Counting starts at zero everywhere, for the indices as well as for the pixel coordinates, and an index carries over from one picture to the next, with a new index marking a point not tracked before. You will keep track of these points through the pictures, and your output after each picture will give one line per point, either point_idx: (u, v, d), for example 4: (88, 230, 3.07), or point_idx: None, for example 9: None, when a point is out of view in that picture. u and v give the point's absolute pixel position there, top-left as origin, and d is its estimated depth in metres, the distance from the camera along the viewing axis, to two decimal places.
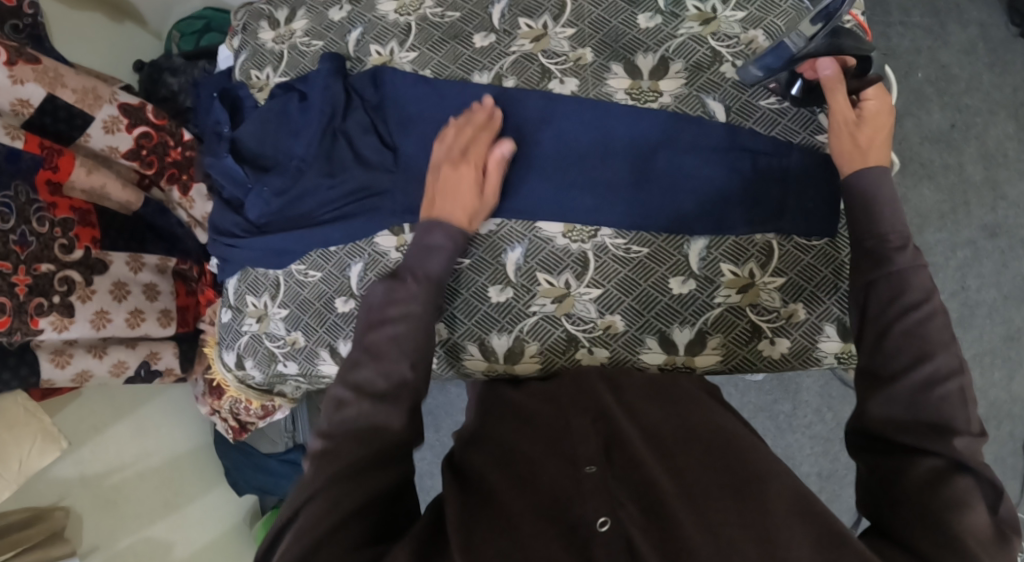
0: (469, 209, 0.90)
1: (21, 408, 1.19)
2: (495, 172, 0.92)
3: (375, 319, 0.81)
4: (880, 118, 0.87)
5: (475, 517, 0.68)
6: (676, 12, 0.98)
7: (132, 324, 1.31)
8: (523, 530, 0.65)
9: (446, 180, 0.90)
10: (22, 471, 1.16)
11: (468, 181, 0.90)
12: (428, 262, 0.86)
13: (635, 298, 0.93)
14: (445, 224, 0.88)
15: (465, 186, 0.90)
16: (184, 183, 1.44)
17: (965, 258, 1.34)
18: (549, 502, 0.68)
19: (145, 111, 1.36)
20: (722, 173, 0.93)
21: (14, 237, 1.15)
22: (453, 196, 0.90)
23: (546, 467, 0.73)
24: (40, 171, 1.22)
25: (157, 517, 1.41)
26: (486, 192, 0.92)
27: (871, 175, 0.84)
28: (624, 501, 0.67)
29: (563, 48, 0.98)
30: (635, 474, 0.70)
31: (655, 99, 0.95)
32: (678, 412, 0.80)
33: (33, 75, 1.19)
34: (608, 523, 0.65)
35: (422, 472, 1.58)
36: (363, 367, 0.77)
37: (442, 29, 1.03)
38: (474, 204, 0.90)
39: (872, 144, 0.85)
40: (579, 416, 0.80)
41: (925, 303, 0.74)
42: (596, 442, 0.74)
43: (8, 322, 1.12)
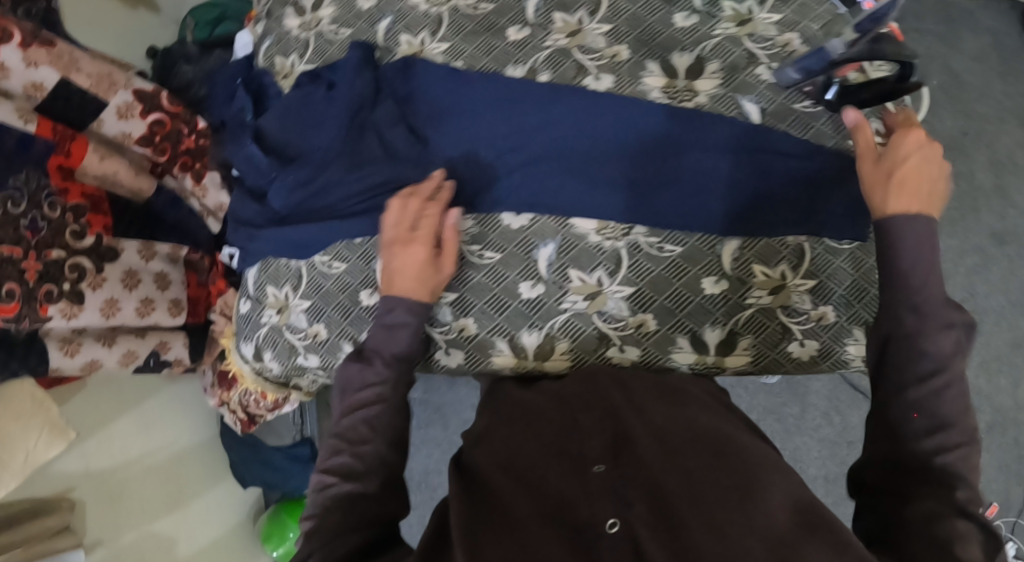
0: (426, 281, 0.89)
1: (29, 395, 1.16)
2: (450, 242, 0.92)
3: (347, 404, 0.83)
4: (924, 167, 0.81)
5: (483, 520, 0.68)
6: (712, 11, 0.98)
7: (141, 313, 1.28)
8: (529, 532, 0.65)
9: (399, 259, 0.90)
10: (28, 462, 1.12)
11: (424, 252, 0.89)
12: (394, 340, 0.87)
13: (667, 297, 0.93)
14: (403, 299, 0.88)
15: (417, 261, 0.89)
16: (198, 171, 1.40)
17: (974, 265, 1.34)
18: (554, 504, 0.68)
19: (160, 97, 1.34)
20: (755, 174, 0.92)
21: (24, 223, 1.13)
22: (409, 276, 0.89)
23: (552, 467, 0.73)
24: (52, 156, 1.19)
25: (161, 511, 1.38)
26: (442, 267, 0.91)
27: (912, 220, 0.79)
28: (633, 500, 0.67)
29: (598, 44, 0.98)
30: (641, 473, 0.70)
31: (692, 98, 0.95)
32: (678, 412, 0.80)
33: (47, 58, 1.17)
34: (617, 525, 0.65)
35: (429, 471, 1.55)
36: (339, 454, 0.79)
37: (476, 21, 1.03)
38: (431, 276, 0.89)
39: (906, 196, 0.80)
40: (586, 413, 0.80)
41: (945, 368, 0.73)
42: (603, 439, 0.75)
43: (16, 308, 1.10)
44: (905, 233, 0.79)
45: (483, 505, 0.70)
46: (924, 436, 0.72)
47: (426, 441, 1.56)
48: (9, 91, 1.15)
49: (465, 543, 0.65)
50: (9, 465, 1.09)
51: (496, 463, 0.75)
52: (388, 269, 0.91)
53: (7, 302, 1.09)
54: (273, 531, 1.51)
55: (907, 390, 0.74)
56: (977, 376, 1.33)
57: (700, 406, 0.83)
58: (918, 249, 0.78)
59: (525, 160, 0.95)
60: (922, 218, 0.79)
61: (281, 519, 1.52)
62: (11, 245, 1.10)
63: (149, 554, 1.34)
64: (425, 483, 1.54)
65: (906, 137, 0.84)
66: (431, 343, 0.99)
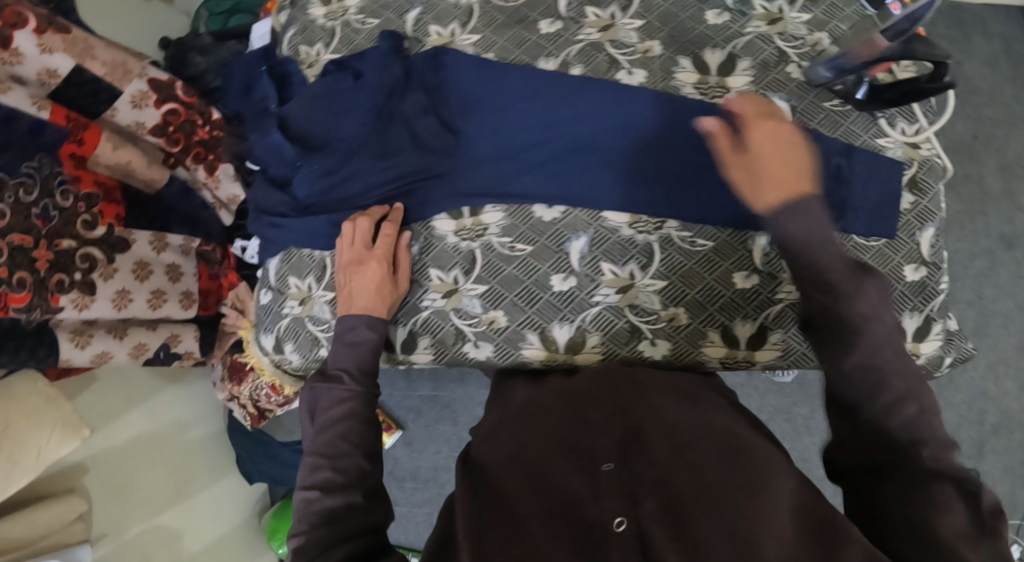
0: (384, 297, 0.93)
1: (41, 395, 1.13)
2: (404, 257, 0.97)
3: (319, 422, 0.83)
4: (775, 149, 0.77)
5: (492, 520, 0.71)
6: (743, 9, 0.99)
7: (153, 305, 1.26)
8: (536, 535, 0.67)
9: (355, 280, 0.93)
10: (40, 460, 1.09)
11: (380, 270, 0.93)
12: (360, 355, 0.89)
13: (698, 291, 0.93)
14: (360, 316, 0.91)
15: (374, 278, 0.93)
16: (211, 163, 1.39)
17: (983, 268, 1.36)
18: (561, 504, 0.70)
19: (175, 87, 1.31)
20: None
21: (36, 211, 1.09)
22: (368, 294, 0.93)
23: (562, 464, 0.73)
24: (65, 143, 1.16)
25: (167, 505, 1.35)
26: (399, 283, 0.96)
27: (790, 209, 0.74)
28: (641, 497, 0.68)
29: (631, 39, 0.98)
30: (651, 470, 0.70)
31: (723, 94, 0.96)
32: (694, 406, 0.79)
33: (62, 45, 1.13)
34: (625, 524, 0.66)
35: (438, 468, 1.53)
36: (321, 470, 0.78)
37: (507, 13, 1.02)
38: (387, 291, 0.94)
39: (769, 180, 0.76)
40: (597, 409, 0.79)
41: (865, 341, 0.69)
42: (615, 436, 0.74)
43: (27, 298, 1.06)
44: (788, 226, 0.74)
45: (491, 504, 0.73)
46: (888, 417, 0.68)
47: (436, 438, 1.53)
48: (22, 77, 1.12)
49: (472, 545, 0.68)
50: (19, 462, 1.06)
51: (505, 458, 0.77)
52: (343, 287, 0.94)
53: (18, 291, 1.05)
54: (279, 527, 1.50)
55: (843, 363, 0.70)
56: (984, 378, 1.34)
57: (714, 401, 0.81)
58: (804, 237, 0.73)
59: (555, 153, 0.95)
60: (800, 205, 0.73)
61: (287, 515, 1.50)
62: (23, 234, 1.07)
63: (154, 550, 1.31)
64: (435, 480, 1.53)
65: (756, 126, 0.79)
66: (460, 335, 0.98)
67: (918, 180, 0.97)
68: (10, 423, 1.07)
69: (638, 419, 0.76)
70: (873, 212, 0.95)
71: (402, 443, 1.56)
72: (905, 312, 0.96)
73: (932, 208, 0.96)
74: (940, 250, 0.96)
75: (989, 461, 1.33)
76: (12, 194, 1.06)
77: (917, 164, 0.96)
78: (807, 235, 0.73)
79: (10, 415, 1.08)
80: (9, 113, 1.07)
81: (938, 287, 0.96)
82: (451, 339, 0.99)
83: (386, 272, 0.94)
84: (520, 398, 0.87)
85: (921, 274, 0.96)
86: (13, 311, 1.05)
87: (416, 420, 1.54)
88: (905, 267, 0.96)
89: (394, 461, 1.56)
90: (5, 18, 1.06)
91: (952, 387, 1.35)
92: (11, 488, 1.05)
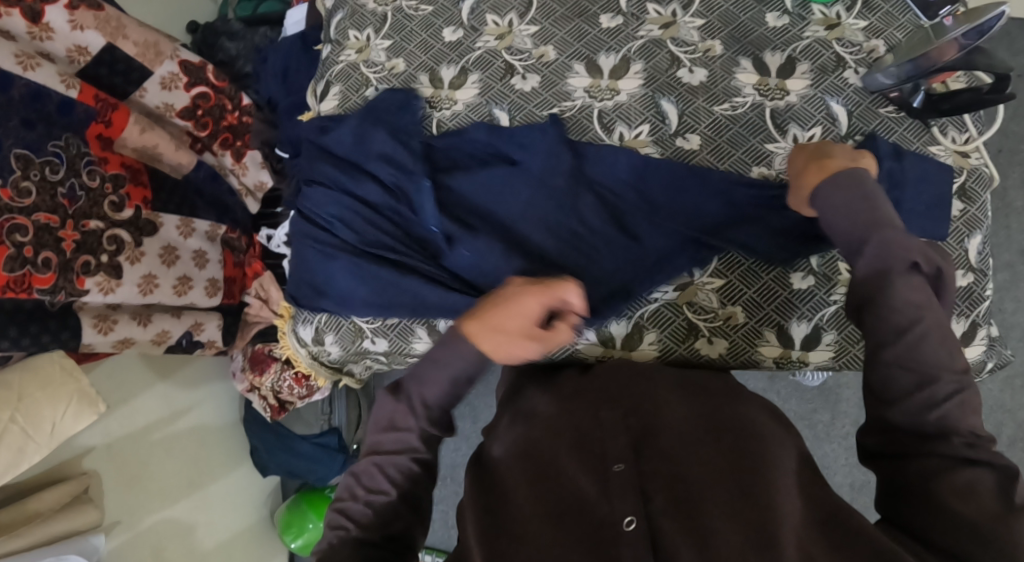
0: (508, 351, 0.72)
1: (57, 365, 0.99)
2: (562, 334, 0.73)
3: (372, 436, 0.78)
4: (807, 155, 0.79)
5: (500, 525, 0.66)
6: (802, 14, 1.01)
7: (179, 291, 1.16)
8: (543, 539, 0.63)
9: (503, 296, 0.74)
10: (55, 437, 0.95)
11: (528, 323, 0.72)
12: (428, 386, 0.75)
13: (756, 289, 0.94)
14: (465, 347, 0.73)
15: (525, 304, 0.72)
16: (238, 149, 1.33)
17: (1003, 281, 1.40)
18: (569, 504, 0.65)
19: (206, 70, 1.25)
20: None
21: (62, 191, 0.99)
22: (505, 317, 0.72)
23: (570, 465, 0.68)
24: (93, 124, 1.07)
25: (180, 495, 1.28)
26: (541, 342, 0.72)
27: (829, 180, 0.74)
28: (652, 495, 0.63)
29: (692, 38, 1.00)
30: (662, 469, 0.65)
31: (783, 96, 0.98)
32: (708, 404, 0.72)
33: (94, 22, 1.05)
34: (635, 523, 0.61)
35: (451, 466, 1.50)
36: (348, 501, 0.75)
37: (566, 6, 1.04)
38: (515, 351, 0.72)
39: (810, 174, 0.76)
40: (605, 407, 0.72)
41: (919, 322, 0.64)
42: (626, 436, 0.68)
43: (52, 279, 0.97)
44: (829, 201, 0.73)
45: (496, 506, 0.68)
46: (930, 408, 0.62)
47: (454, 434, 1.50)
48: (51, 54, 1.04)
49: (486, 547, 0.64)
50: (34, 437, 0.92)
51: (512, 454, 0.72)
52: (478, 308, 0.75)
53: (43, 272, 0.96)
54: (293, 521, 1.45)
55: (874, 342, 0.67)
56: (1002, 391, 1.39)
57: (730, 396, 0.74)
58: (849, 212, 0.71)
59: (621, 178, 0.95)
60: (844, 176, 0.73)
61: (302, 509, 1.46)
62: (48, 213, 0.97)
63: (167, 542, 1.24)
64: (451, 476, 1.49)
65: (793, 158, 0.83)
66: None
67: (967, 188, 0.97)
68: (24, 393, 0.93)
69: (651, 417, 0.70)
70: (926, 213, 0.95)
71: None
72: (953, 316, 0.96)
73: (980, 216, 0.97)
74: (986, 257, 0.97)
75: None
76: (37, 171, 0.96)
77: (967, 173, 0.97)
78: (857, 203, 0.71)
79: (23, 385, 0.94)
80: (38, 90, 0.98)
81: (983, 292, 0.96)
82: None
83: (532, 334, 0.72)
84: (537, 403, 0.79)
85: (968, 279, 0.96)
86: (36, 294, 0.95)
87: None
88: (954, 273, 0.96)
89: None
90: None
91: None
92: (22, 465, 0.91)
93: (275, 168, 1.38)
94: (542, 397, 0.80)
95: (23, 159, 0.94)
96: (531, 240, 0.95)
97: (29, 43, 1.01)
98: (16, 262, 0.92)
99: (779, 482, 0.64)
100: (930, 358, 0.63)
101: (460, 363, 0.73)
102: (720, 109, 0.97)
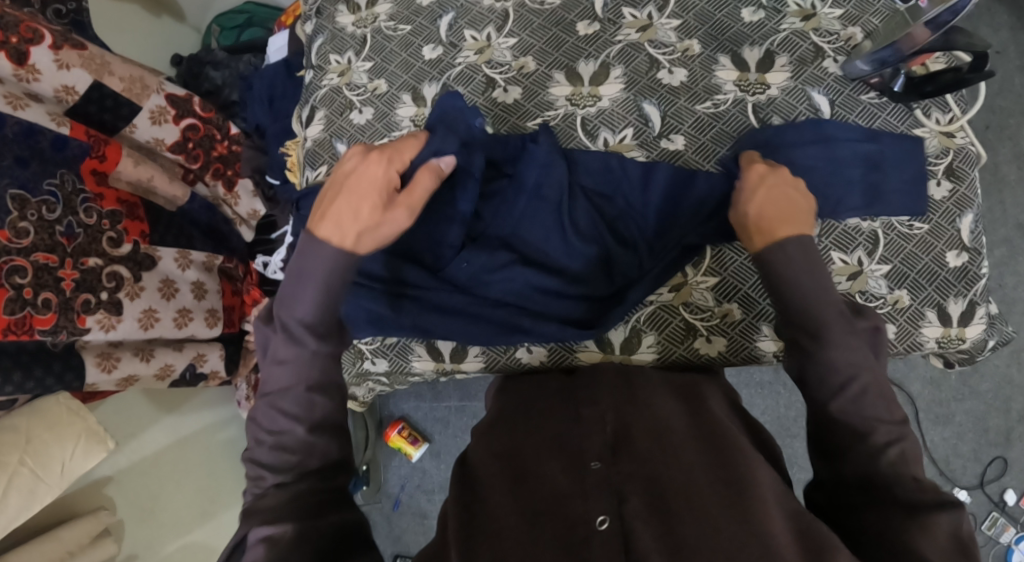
0: (364, 226, 0.75)
1: (63, 408, 0.99)
2: (419, 188, 0.78)
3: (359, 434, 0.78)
4: (770, 193, 0.80)
5: (475, 521, 0.65)
6: (778, 7, 1.01)
7: (180, 324, 1.16)
8: (515, 534, 0.62)
9: (357, 173, 0.77)
10: (65, 475, 0.95)
11: (377, 186, 0.76)
12: (297, 295, 0.73)
13: (750, 284, 0.94)
14: (324, 239, 0.74)
15: (371, 177, 0.76)
16: (230, 178, 1.33)
17: (1001, 256, 1.40)
18: (545, 502, 0.64)
19: (192, 102, 1.25)
20: (823, 163, 0.94)
21: (60, 229, 0.99)
22: (351, 202, 0.75)
23: (548, 460, 0.69)
24: (86, 159, 1.07)
25: (194, 524, 1.28)
26: (400, 206, 0.77)
27: (791, 246, 0.77)
28: (628, 495, 0.64)
29: (670, 39, 1.01)
30: (639, 468, 0.66)
31: (763, 91, 0.98)
32: (688, 410, 0.74)
33: (79, 60, 1.05)
34: (608, 521, 0.62)
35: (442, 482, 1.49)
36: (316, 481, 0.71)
37: (543, 16, 1.04)
38: (372, 222, 0.75)
39: (774, 231, 0.78)
40: (588, 407, 0.74)
41: None
42: (603, 436, 0.70)
43: (53, 319, 0.97)
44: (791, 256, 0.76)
45: (473, 505, 0.67)
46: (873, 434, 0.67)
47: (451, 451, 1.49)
48: (38, 94, 1.02)
49: (461, 545, 0.62)
50: (44, 479, 0.93)
51: (492, 454, 0.71)
52: (330, 189, 0.77)
53: (43, 312, 0.96)
54: None
55: None
56: (1009, 365, 1.40)
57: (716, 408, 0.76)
58: (810, 284, 0.75)
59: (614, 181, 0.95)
60: (799, 252, 0.76)
61: None
62: (47, 253, 0.97)
63: None
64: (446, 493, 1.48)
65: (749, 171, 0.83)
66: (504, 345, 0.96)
67: (955, 168, 0.96)
68: (31, 436, 0.94)
69: (630, 416, 0.72)
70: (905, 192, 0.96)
71: (429, 455, 1.50)
72: (949, 297, 0.95)
73: (970, 195, 0.96)
74: (979, 235, 0.96)
75: (1017, 447, 1.39)
76: (34, 211, 0.96)
77: (953, 153, 0.96)
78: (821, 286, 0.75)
79: (30, 428, 0.95)
80: (30, 127, 0.99)
81: (979, 271, 0.95)
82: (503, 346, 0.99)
83: (381, 200, 0.76)
84: (512, 401, 0.83)
85: (962, 259, 0.95)
86: (38, 335, 0.95)
87: (443, 431, 1.49)
88: (947, 253, 0.95)
89: (421, 473, 1.50)
90: (21, 33, 0.97)
91: (978, 375, 1.41)
92: (35, 507, 0.91)
93: (267, 195, 1.38)
94: (527, 403, 0.81)
95: (19, 200, 0.94)
96: (523, 249, 0.95)
97: (16, 84, 0.99)
98: (16, 304, 0.92)
99: (760, 484, 0.64)
100: (880, 422, 0.68)
101: (326, 269, 0.73)
102: (702, 108, 0.98)
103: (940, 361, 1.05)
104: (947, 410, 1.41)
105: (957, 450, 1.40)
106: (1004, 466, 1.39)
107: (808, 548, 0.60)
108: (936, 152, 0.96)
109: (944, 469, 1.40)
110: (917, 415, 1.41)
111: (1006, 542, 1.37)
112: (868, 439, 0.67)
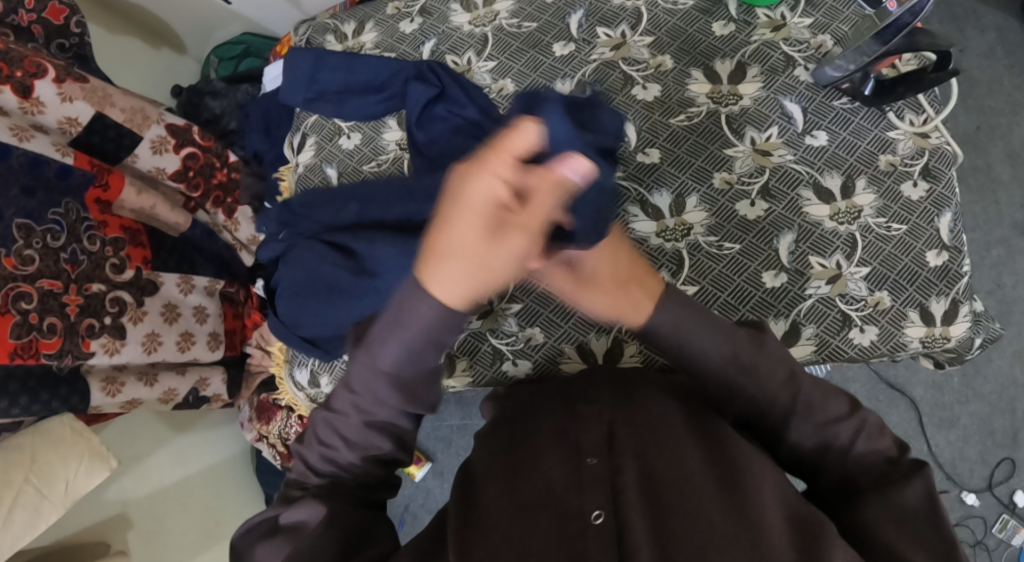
0: (485, 273, 0.59)
1: (68, 428, 1.02)
2: (542, 200, 0.58)
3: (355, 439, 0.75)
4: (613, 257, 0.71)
5: (471, 522, 0.66)
6: (747, 19, 1.03)
7: (183, 347, 1.20)
8: (513, 528, 0.64)
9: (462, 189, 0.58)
10: (68, 494, 0.97)
11: (482, 212, 0.57)
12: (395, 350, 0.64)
13: (760, 262, 0.96)
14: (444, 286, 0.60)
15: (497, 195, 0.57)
16: (229, 206, 1.38)
17: (999, 256, 1.40)
18: (540, 496, 0.66)
19: (191, 132, 1.29)
20: (771, 174, 0.98)
21: (64, 256, 1.03)
22: (472, 216, 0.57)
23: (547, 454, 0.70)
24: (90, 188, 1.10)
25: (201, 548, 1.29)
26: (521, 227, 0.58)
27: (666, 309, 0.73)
28: (622, 487, 0.65)
29: (643, 55, 1.04)
30: (635, 464, 0.67)
31: (736, 102, 1.00)
32: (691, 407, 0.75)
33: (81, 93, 1.09)
34: (603, 516, 0.63)
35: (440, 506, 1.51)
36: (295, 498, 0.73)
37: (521, 38, 1.08)
38: (487, 264, 0.58)
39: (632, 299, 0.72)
40: (584, 405, 0.75)
41: None
42: (600, 430, 0.70)
43: (58, 343, 1.00)
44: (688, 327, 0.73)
45: (474, 508, 0.67)
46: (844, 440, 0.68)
47: (448, 473, 1.51)
48: (43, 126, 1.07)
49: (457, 539, 0.64)
50: (47, 496, 0.94)
51: (492, 457, 0.73)
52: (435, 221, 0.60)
53: (49, 336, 0.99)
54: None
55: None
56: (1012, 366, 1.38)
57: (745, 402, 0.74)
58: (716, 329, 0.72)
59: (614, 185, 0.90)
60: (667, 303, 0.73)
61: None
62: (51, 279, 1.00)
63: None
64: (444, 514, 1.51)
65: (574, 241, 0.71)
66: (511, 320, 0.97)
67: (931, 168, 0.97)
68: (36, 455, 0.96)
69: (624, 416, 0.72)
70: (879, 195, 0.96)
71: (432, 474, 1.52)
72: (929, 296, 0.94)
73: (947, 194, 0.96)
74: (959, 234, 0.95)
75: None
76: (39, 239, 0.99)
77: (929, 153, 0.97)
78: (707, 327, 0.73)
79: (35, 447, 0.97)
80: (36, 158, 1.02)
81: (960, 270, 0.94)
82: (489, 359, 1.00)
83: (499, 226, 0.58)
84: (504, 409, 0.84)
85: (943, 258, 0.95)
86: (43, 359, 0.98)
87: (445, 450, 1.51)
88: (927, 253, 0.95)
89: (425, 493, 1.52)
90: (26, 68, 1.01)
91: (981, 377, 1.39)
92: (40, 526, 0.93)
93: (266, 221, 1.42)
94: (522, 408, 0.82)
95: (24, 228, 0.98)
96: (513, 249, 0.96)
97: (22, 117, 1.03)
98: (22, 329, 0.95)
99: (756, 479, 0.65)
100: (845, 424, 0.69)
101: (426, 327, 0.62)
102: (676, 121, 1.01)
103: (930, 362, 1.04)
104: (951, 414, 1.39)
105: (963, 454, 1.38)
106: (1011, 468, 1.37)
107: (800, 534, 0.61)
108: (911, 153, 0.97)
109: (950, 474, 1.38)
110: (920, 420, 1.39)
111: (1017, 545, 1.35)
112: (846, 440, 0.69)
